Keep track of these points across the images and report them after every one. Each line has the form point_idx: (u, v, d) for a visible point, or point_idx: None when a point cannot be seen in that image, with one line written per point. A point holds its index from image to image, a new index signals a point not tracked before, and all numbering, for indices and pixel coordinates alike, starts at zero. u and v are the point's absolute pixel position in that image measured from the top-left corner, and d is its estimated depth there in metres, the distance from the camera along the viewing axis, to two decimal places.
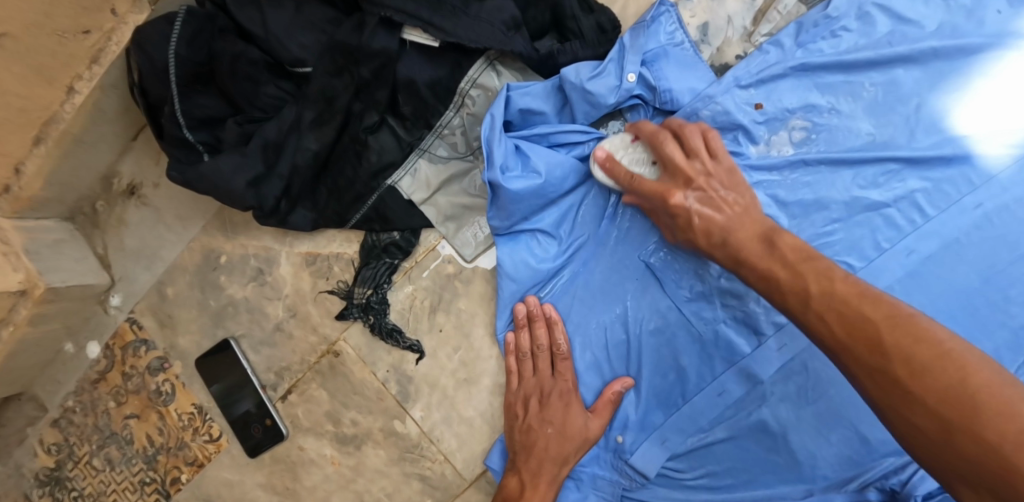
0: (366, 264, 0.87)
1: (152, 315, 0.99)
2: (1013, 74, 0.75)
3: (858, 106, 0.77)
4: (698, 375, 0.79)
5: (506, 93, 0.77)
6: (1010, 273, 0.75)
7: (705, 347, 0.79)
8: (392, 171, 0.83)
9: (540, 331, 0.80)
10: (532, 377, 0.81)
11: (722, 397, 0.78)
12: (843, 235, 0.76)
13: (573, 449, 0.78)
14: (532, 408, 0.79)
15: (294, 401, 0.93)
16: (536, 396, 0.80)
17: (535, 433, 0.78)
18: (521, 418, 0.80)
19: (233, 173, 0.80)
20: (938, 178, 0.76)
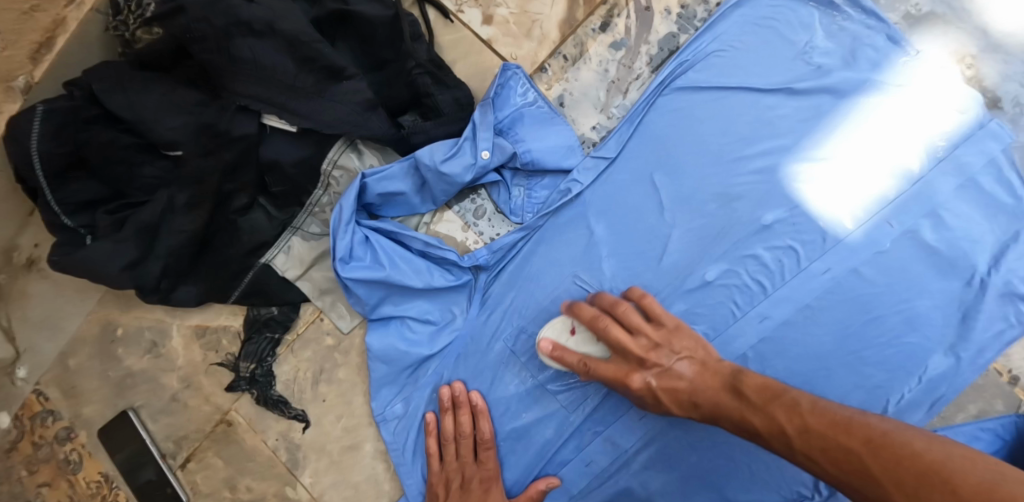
0: (249, 338, 0.89)
1: (57, 386, 1.02)
2: (864, 137, 0.76)
3: (707, 179, 0.78)
4: (565, 447, 0.82)
5: (361, 182, 0.78)
6: (862, 337, 0.76)
7: (569, 413, 0.81)
8: (266, 249, 0.85)
9: (463, 418, 0.81)
10: (456, 464, 0.81)
11: (589, 466, 0.82)
12: (690, 306, 0.78)
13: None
14: (452, 493, 0.80)
15: (193, 468, 0.95)
16: (456, 480, 0.80)
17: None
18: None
19: (108, 258, 0.82)
20: (789, 241, 0.77)
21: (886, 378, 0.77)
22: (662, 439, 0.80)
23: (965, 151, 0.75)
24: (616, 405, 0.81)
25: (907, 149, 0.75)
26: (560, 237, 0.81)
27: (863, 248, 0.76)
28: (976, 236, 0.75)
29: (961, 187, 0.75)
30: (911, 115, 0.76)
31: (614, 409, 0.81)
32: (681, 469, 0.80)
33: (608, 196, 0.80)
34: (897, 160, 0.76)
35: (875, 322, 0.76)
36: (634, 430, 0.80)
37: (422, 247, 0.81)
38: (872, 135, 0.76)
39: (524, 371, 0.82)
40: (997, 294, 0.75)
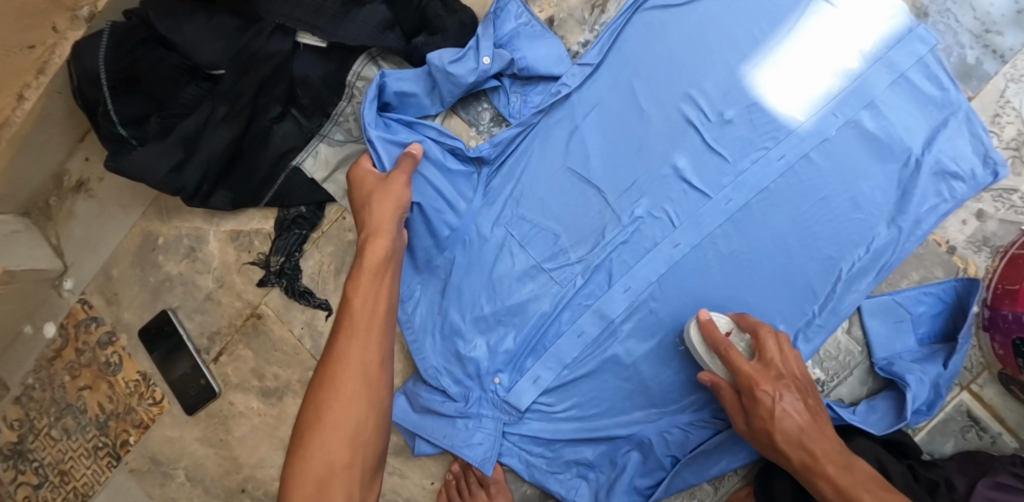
0: (279, 235, 1.00)
1: (100, 294, 1.12)
2: (809, 43, 0.89)
3: (667, 84, 0.92)
4: (558, 321, 0.94)
5: (381, 80, 0.91)
6: (814, 215, 0.88)
7: (562, 290, 0.93)
8: (296, 153, 0.97)
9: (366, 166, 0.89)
10: (362, 343, 0.72)
11: (581, 337, 0.93)
12: (663, 190, 0.91)
13: (373, 435, 0.70)
14: (344, 376, 0.70)
15: (224, 361, 1.06)
16: (359, 361, 0.72)
17: (336, 384, 0.70)
18: (328, 367, 0.71)
19: (156, 160, 0.94)
20: (749, 133, 0.90)
21: (836, 250, 0.88)
22: (644, 310, 0.92)
23: (897, 53, 0.87)
24: (602, 282, 0.93)
25: (847, 51, 0.88)
26: (551, 134, 0.95)
27: (814, 137, 0.88)
28: (908, 124, 0.87)
29: (895, 83, 0.87)
30: (850, 22, 0.89)
31: (601, 284, 0.93)
32: (660, 336, 0.91)
33: (591, 98, 0.94)
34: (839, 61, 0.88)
35: (824, 202, 0.88)
36: (619, 302, 0.92)
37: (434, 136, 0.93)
38: (816, 40, 0.89)
39: (528, 254, 0.93)
40: (931, 172, 0.86)
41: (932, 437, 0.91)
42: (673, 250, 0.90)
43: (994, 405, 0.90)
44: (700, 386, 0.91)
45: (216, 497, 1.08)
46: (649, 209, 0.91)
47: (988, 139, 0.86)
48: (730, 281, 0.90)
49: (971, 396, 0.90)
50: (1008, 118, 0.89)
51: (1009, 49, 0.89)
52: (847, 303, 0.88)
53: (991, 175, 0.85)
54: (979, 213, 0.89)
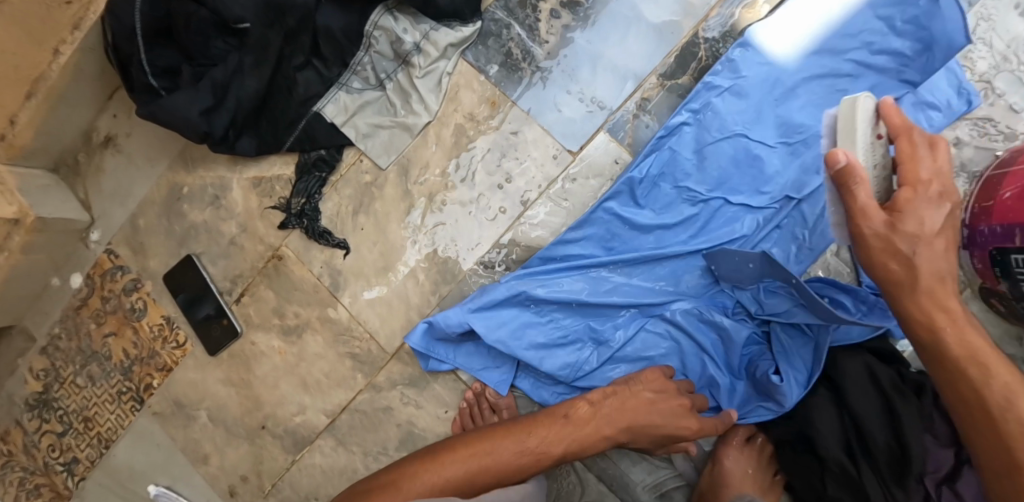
0: (300, 178, 1.07)
1: (126, 244, 1.18)
2: None
3: (737, 109, 0.94)
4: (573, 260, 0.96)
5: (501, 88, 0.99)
6: (805, 145, 0.93)
7: (579, 229, 0.96)
8: (318, 100, 1.04)
9: None
10: (631, 387, 0.85)
11: (594, 275, 0.95)
12: (671, 130, 0.95)
13: (677, 405, 0.84)
14: (632, 399, 0.84)
15: (247, 302, 1.11)
16: (623, 388, 0.86)
17: (630, 403, 0.84)
18: (621, 387, 0.86)
19: (188, 105, 1.00)
20: (746, 70, 0.94)
21: (825, 178, 0.93)
22: (654, 244, 0.95)
23: None
24: (617, 219, 0.95)
25: None
26: (558, 76, 1.00)
27: (803, 71, 0.94)
28: (892, 58, 0.93)
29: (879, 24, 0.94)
30: None
31: (617, 223, 0.95)
32: (665, 268, 0.95)
33: (595, 45, 0.99)
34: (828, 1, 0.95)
35: (812, 133, 0.93)
36: (628, 237, 0.95)
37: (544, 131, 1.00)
38: None
39: (540, 189, 1.00)
40: (910, 104, 0.93)
41: None
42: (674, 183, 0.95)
43: None
44: (710, 313, 0.93)
45: (239, 434, 1.13)
46: (659, 147, 0.95)
47: (961, 72, 0.93)
48: (729, 210, 0.94)
49: None
50: (980, 53, 0.95)
51: None
52: None
53: (965, 104, 0.93)
54: (956, 141, 0.95)
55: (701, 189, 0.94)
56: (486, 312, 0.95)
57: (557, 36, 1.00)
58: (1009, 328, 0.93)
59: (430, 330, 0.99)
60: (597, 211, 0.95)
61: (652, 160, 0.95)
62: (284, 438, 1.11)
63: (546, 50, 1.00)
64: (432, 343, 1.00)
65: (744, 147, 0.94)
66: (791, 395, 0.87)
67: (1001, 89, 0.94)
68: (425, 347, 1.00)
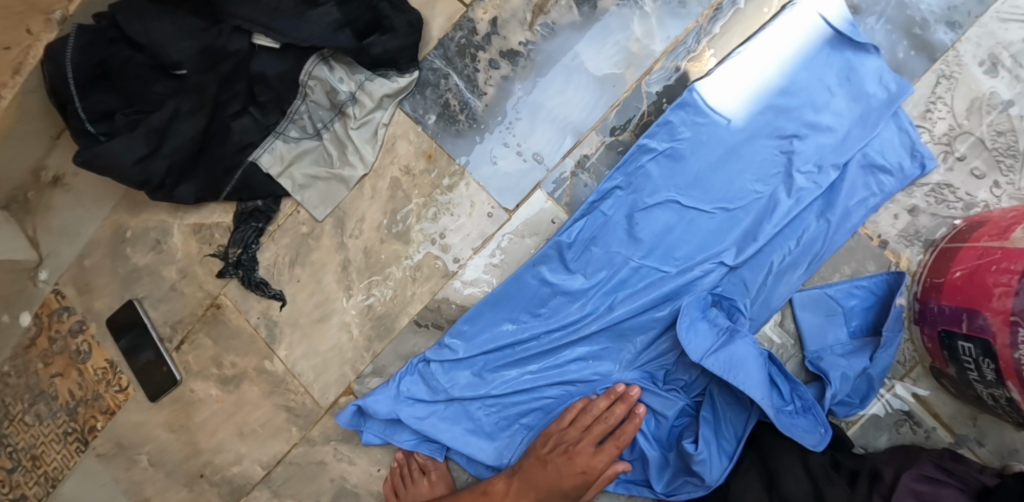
0: (237, 228, 1.05)
1: (73, 284, 1.18)
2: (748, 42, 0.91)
3: (672, 175, 0.91)
4: (502, 331, 0.94)
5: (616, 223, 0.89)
6: (743, 212, 0.90)
7: (509, 302, 0.94)
8: (254, 149, 1.02)
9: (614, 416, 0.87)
10: (565, 458, 0.85)
11: (522, 346, 0.94)
12: (605, 197, 0.92)
13: (573, 487, 0.86)
14: (536, 468, 0.87)
15: (186, 349, 1.10)
16: (545, 457, 0.86)
17: (540, 483, 0.86)
18: (536, 459, 0.87)
19: (122, 152, 0.98)
20: (684, 134, 0.91)
21: (766, 245, 0.90)
22: (586, 315, 0.92)
23: (833, 51, 0.89)
24: (546, 290, 0.93)
25: (782, 47, 0.90)
26: (498, 129, 0.96)
27: (744, 132, 0.91)
28: (837, 119, 0.89)
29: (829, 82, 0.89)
30: (787, 21, 0.90)
31: (547, 294, 0.93)
32: (594, 340, 0.92)
33: (535, 96, 0.96)
34: (778, 56, 0.90)
35: (750, 201, 0.90)
36: (559, 308, 0.93)
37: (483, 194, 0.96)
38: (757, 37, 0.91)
39: (476, 246, 0.96)
40: (859, 166, 0.89)
41: (866, 431, 0.90)
42: (608, 253, 0.92)
43: (927, 399, 0.89)
44: (641, 387, 0.90)
45: (178, 480, 1.12)
46: (591, 217, 0.92)
47: (914, 131, 0.88)
48: (665, 279, 0.91)
49: (904, 389, 0.89)
50: (939, 114, 0.89)
51: (938, 47, 0.89)
52: (778, 295, 0.89)
53: (918, 167, 0.87)
54: (911, 207, 0.89)
55: (633, 254, 0.92)
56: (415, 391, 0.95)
57: (495, 86, 0.97)
58: (962, 407, 0.88)
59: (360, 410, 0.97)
60: (526, 284, 0.93)
61: (586, 229, 0.92)
62: (222, 487, 1.10)
63: (485, 100, 0.97)
64: (361, 421, 0.98)
65: (680, 213, 0.91)
66: (711, 466, 0.83)
67: (961, 152, 0.88)
68: (353, 424, 0.98)
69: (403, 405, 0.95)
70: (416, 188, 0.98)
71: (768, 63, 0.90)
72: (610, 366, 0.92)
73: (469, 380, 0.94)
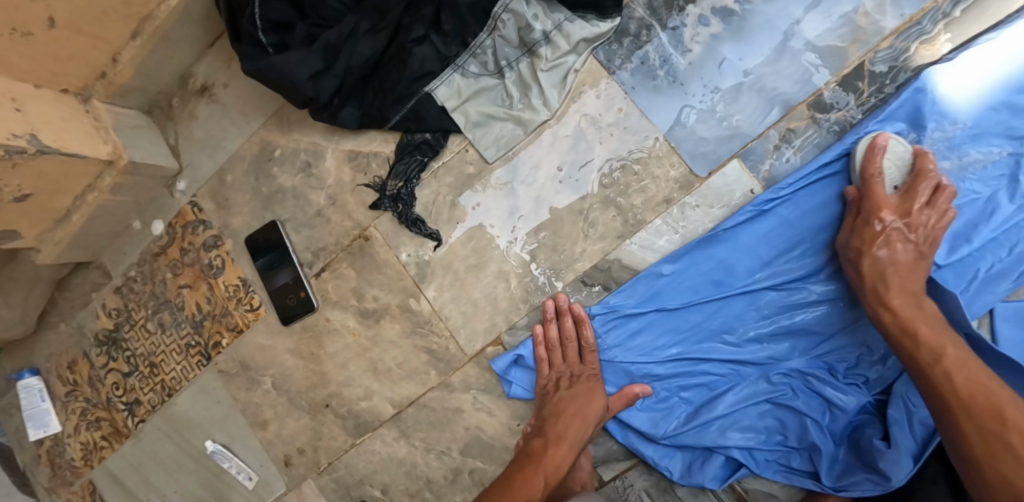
0: (400, 159, 1.01)
1: (211, 198, 1.15)
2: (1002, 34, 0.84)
3: None
4: (679, 301, 0.91)
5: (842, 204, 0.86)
6: (957, 214, 0.86)
7: (687, 271, 0.90)
8: (430, 79, 0.97)
9: (569, 324, 0.93)
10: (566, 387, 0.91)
11: (698, 318, 0.91)
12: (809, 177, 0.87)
13: (595, 401, 0.89)
14: (553, 409, 0.90)
15: (326, 277, 1.08)
16: (556, 398, 0.91)
17: (564, 416, 0.88)
18: (549, 406, 0.91)
19: (299, 65, 0.95)
20: (906, 120, 0.86)
21: (974, 250, 0.85)
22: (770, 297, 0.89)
23: None
24: (730, 268, 0.89)
25: None
26: (699, 90, 0.91)
27: (972, 128, 0.85)
28: None
29: None
30: None
31: (731, 270, 0.89)
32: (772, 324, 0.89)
33: (741, 61, 0.90)
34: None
35: (967, 202, 0.86)
36: (742, 287, 0.89)
37: (678, 159, 0.91)
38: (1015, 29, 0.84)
39: (658, 209, 0.92)
40: None
41: None
42: (801, 234, 0.88)
43: None
44: (818, 377, 0.87)
45: (301, 407, 1.11)
46: (796, 187, 0.87)
47: None
48: None
49: None
50: None
51: None
52: (979, 303, 0.85)
53: None
54: None
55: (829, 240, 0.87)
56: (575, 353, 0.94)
57: (698, 46, 0.91)
58: None
59: (514, 359, 0.97)
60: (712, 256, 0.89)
61: (785, 205, 0.87)
62: (346, 420, 1.08)
63: (686, 56, 0.91)
64: (512, 370, 0.98)
65: None
66: (900, 466, 0.80)
67: None
68: (505, 371, 0.98)
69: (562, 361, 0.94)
70: (599, 141, 0.94)
71: (1015, 57, 0.84)
72: (787, 352, 0.89)
73: (637, 345, 0.93)
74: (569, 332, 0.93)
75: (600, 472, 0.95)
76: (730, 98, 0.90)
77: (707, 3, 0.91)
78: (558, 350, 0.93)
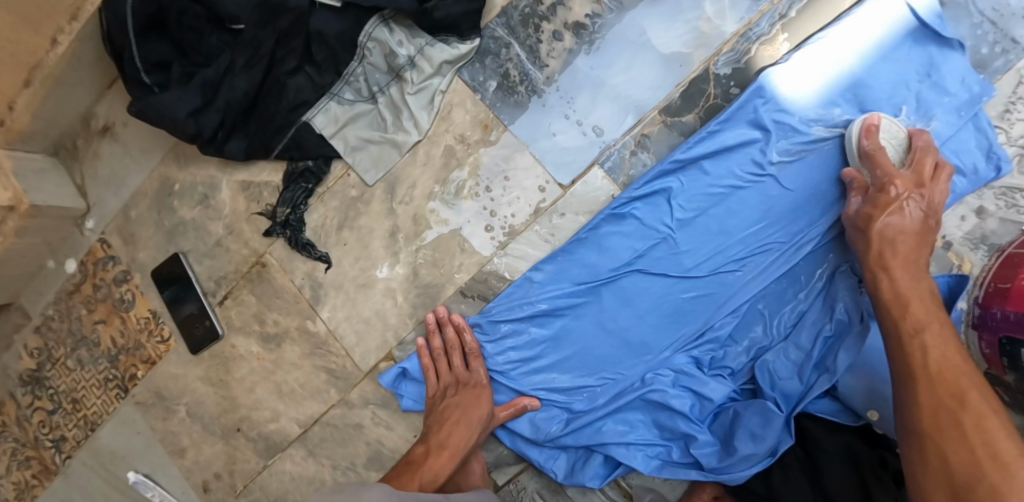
0: (286, 188, 1.04)
1: (118, 234, 1.18)
2: (837, 31, 0.88)
3: (742, 159, 0.90)
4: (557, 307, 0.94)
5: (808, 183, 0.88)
6: (808, 207, 0.89)
7: (559, 277, 0.94)
8: (307, 109, 1.01)
9: (449, 333, 0.96)
10: (454, 394, 0.94)
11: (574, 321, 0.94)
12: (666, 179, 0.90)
13: (480, 408, 0.92)
14: (441, 416, 0.93)
15: (229, 305, 1.11)
16: (444, 404, 0.94)
17: (449, 421, 0.91)
18: (436, 413, 0.94)
19: (176, 104, 0.98)
20: (754, 117, 0.89)
21: (825, 240, 0.89)
22: (638, 298, 0.92)
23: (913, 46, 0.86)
24: (600, 271, 0.92)
25: (865, 35, 0.87)
26: (557, 101, 0.95)
27: (817, 121, 0.88)
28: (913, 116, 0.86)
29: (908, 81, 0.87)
30: (877, 14, 0.87)
31: (601, 273, 0.92)
32: (639, 324, 0.92)
33: (594, 73, 0.94)
34: (859, 45, 0.87)
35: (820, 192, 0.88)
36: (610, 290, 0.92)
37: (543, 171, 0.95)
38: (848, 25, 0.87)
39: (528, 220, 0.95)
40: None
41: None
42: (663, 234, 0.91)
43: None
44: (685, 373, 0.90)
45: (215, 432, 1.13)
46: (654, 189, 0.91)
47: (993, 132, 0.85)
48: (717, 269, 0.90)
49: None
50: (1019, 115, 0.86)
51: None
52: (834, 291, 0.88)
53: (993, 170, 0.85)
54: (980, 210, 0.87)
55: (691, 237, 0.91)
56: None
57: (554, 62, 0.95)
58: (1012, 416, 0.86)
59: (404, 373, 1.00)
60: (582, 262, 0.93)
61: (646, 208, 0.91)
62: (257, 442, 1.11)
63: (544, 71, 0.95)
64: (403, 383, 1.01)
65: (745, 198, 0.90)
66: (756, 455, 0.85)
67: None
68: (394, 386, 1.01)
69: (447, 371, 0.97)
70: (470, 156, 0.97)
71: (850, 52, 0.87)
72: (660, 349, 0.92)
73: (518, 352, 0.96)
74: (453, 341, 0.96)
75: (495, 478, 0.98)
76: (587, 108, 0.94)
77: (558, 21, 0.95)
78: (443, 358, 0.96)
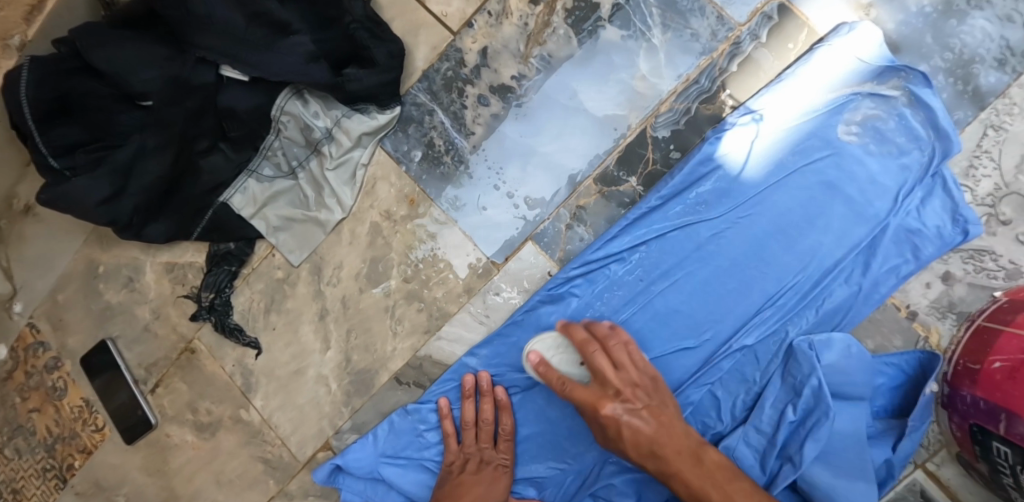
0: (208, 271, 0.98)
1: (47, 319, 1.13)
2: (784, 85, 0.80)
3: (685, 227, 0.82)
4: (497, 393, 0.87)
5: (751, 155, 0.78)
6: (760, 280, 0.81)
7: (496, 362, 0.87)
8: (224, 189, 0.93)
9: (487, 406, 0.85)
10: (474, 471, 0.84)
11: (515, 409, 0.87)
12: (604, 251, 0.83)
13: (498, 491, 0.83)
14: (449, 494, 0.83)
15: (161, 392, 1.05)
16: (457, 479, 0.84)
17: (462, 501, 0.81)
18: (447, 488, 0.84)
19: (86, 193, 0.85)
20: (694, 182, 0.82)
21: (780, 315, 0.81)
22: None
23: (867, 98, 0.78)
24: None
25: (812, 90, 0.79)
26: (485, 171, 0.88)
27: (765, 184, 0.81)
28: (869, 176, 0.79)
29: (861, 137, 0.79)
30: (828, 67, 0.79)
31: None
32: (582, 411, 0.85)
33: (523, 139, 0.87)
34: (806, 101, 0.80)
35: (772, 262, 0.81)
36: None
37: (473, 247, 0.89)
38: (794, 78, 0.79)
39: (460, 300, 0.89)
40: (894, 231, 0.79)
41: None
42: (604, 312, 0.84)
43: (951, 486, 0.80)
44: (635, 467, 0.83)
45: None
46: (591, 264, 0.84)
47: (960, 192, 0.77)
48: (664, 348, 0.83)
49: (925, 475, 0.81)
50: (984, 171, 0.78)
51: (988, 93, 0.78)
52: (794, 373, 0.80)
53: (960, 233, 0.77)
54: (945, 276, 0.79)
55: (634, 314, 0.83)
56: (398, 458, 0.89)
57: (479, 130, 0.89)
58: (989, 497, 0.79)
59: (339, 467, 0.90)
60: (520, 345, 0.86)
61: (584, 284, 0.84)
62: None
63: (471, 139, 0.89)
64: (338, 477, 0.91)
65: (692, 270, 0.82)
66: None
67: (1007, 215, 0.78)
68: (329, 481, 0.91)
69: (385, 465, 0.88)
70: (397, 234, 0.91)
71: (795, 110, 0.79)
72: None
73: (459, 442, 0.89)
74: (486, 414, 0.85)
75: None
76: (518, 177, 0.87)
77: (483, 85, 0.88)
78: (473, 431, 0.86)
